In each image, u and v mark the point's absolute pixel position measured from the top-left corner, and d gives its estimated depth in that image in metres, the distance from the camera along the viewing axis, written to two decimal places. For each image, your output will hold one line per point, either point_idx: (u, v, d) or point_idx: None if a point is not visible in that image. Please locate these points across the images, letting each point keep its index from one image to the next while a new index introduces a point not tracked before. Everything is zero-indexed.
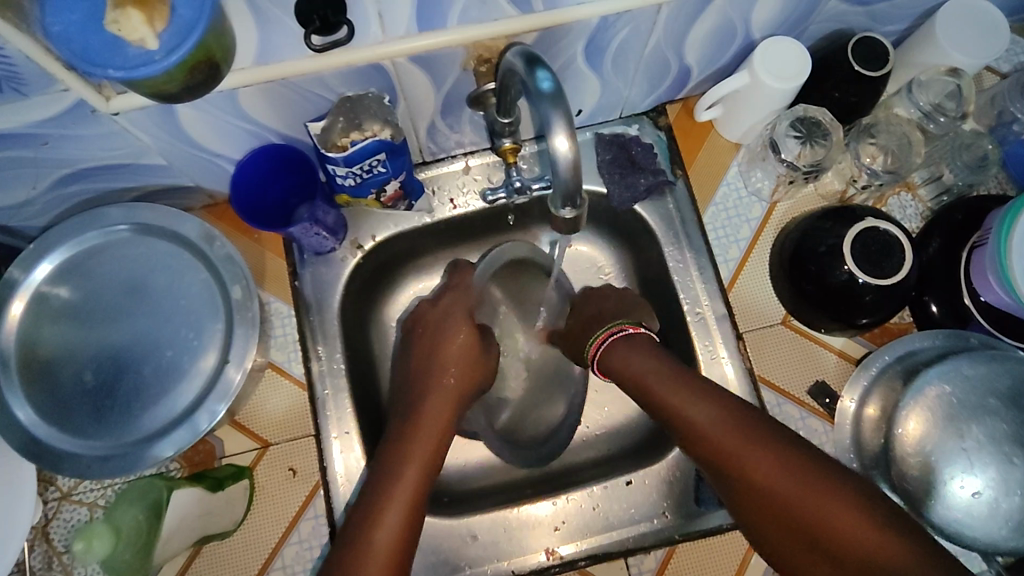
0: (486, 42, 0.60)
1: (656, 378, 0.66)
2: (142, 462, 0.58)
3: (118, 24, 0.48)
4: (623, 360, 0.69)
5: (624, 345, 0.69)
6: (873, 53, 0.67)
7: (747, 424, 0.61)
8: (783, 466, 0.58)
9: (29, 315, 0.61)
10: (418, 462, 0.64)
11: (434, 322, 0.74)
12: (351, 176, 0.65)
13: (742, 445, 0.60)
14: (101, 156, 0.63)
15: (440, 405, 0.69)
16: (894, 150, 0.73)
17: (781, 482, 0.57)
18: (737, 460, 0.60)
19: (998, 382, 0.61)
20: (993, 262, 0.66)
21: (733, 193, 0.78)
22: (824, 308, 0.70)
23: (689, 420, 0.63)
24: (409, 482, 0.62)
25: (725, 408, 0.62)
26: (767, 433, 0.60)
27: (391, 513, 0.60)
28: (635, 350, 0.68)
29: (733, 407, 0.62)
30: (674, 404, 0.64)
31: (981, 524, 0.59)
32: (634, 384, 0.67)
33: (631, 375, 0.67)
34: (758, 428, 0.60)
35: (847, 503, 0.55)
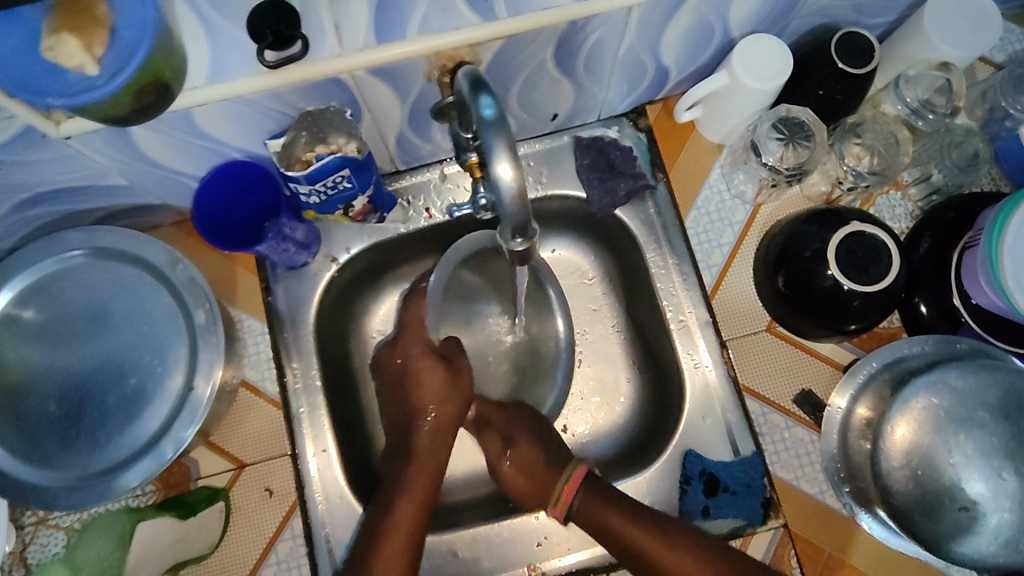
0: (449, 52, 0.57)
1: (608, 516, 0.64)
2: (108, 494, 0.57)
3: (54, 51, 0.46)
4: (591, 514, 0.65)
5: (581, 501, 0.66)
6: (857, 49, 0.65)
7: (671, 529, 0.64)
8: (714, 568, 0.62)
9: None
10: (415, 493, 0.67)
11: (406, 362, 0.73)
12: (314, 194, 0.63)
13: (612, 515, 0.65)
14: (60, 178, 0.61)
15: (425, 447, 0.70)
16: (880, 150, 0.70)
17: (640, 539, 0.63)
18: (682, 566, 0.62)
19: (988, 393, 0.59)
20: (984, 265, 0.63)
21: (716, 195, 0.76)
22: (808, 316, 0.68)
23: (642, 545, 0.63)
24: (405, 512, 0.66)
25: (657, 528, 0.64)
26: (687, 537, 0.63)
27: (392, 543, 0.64)
28: (596, 502, 0.66)
29: (664, 521, 0.64)
30: (632, 537, 0.64)
31: (968, 539, 0.57)
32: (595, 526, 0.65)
33: (593, 521, 0.65)
34: (663, 524, 0.64)
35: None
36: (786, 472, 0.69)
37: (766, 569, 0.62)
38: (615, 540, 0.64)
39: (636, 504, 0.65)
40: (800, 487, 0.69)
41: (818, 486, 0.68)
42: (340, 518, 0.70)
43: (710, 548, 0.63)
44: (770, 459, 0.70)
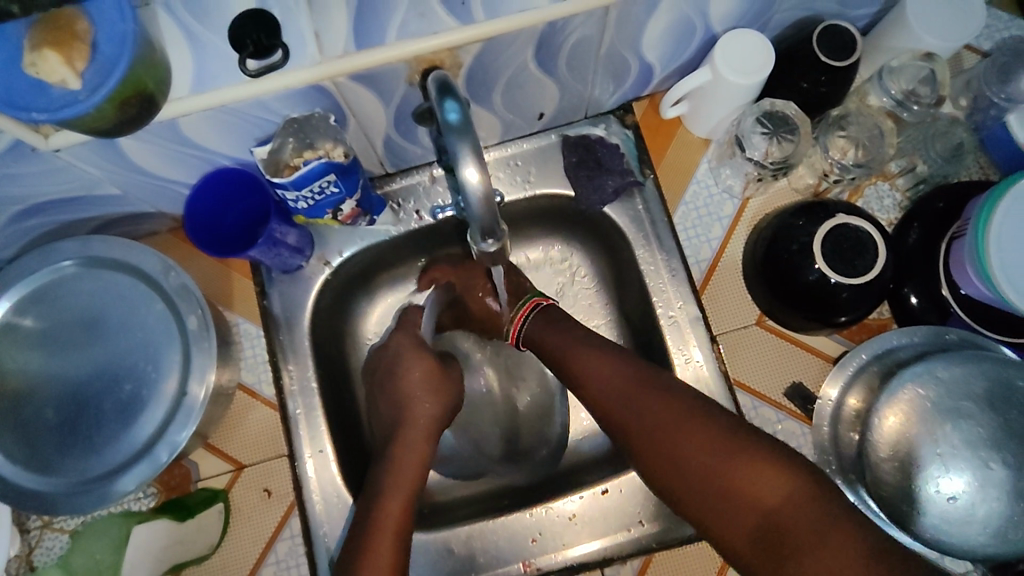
0: (428, 56, 0.58)
1: (601, 372, 0.65)
2: (107, 497, 0.59)
3: (37, 66, 0.46)
4: (541, 333, 0.71)
5: (539, 322, 0.72)
6: (841, 42, 0.65)
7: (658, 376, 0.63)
8: (689, 433, 0.58)
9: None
10: (407, 482, 0.65)
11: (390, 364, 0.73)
12: (302, 200, 0.64)
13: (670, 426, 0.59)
14: (54, 190, 0.63)
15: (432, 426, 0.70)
16: (865, 142, 0.70)
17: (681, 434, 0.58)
18: (654, 433, 0.60)
19: (974, 384, 0.59)
20: (971, 255, 0.63)
21: (704, 190, 0.76)
22: (796, 308, 0.68)
23: (624, 412, 0.62)
24: (397, 498, 0.63)
25: (656, 387, 0.62)
26: (674, 394, 0.61)
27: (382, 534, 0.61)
28: (553, 325, 0.71)
29: (659, 378, 0.63)
30: (609, 385, 0.64)
31: (957, 529, 0.57)
32: (560, 358, 0.68)
33: (553, 347, 0.70)
34: (662, 384, 0.62)
35: (744, 445, 0.56)
36: None
37: (738, 430, 0.57)
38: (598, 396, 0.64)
39: (642, 368, 0.64)
40: None
41: None
42: (336, 518, 0.71)
43: (709, 407, 0.59)
44: None
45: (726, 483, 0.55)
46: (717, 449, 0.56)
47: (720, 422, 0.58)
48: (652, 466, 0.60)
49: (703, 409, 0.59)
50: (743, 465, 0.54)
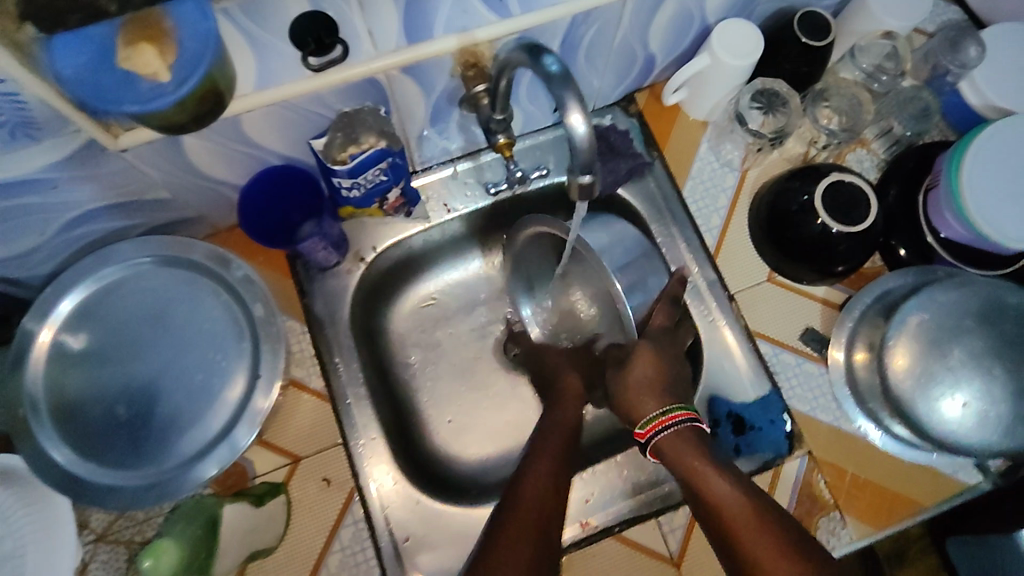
0: (471, 49, 0.64)
1: (715, 489, 0.60)
2: (184, 485, 0.60)
3: (132, 60, 0.50)
4: (674, 451, 0.64)
5: (675, 439, 0.64)
6: (817, 26, 0.75)
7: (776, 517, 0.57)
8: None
9: (48, 356, 0.62)
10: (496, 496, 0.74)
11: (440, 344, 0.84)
12: (356, 187, 0.69)
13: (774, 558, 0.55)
14: (111, 194, 0.65)
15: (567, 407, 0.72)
16: (846, 110, 0.80)
17: None
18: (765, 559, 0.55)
19: (969, 304, 0.67)
20: (948, 201, 0.73)
21: (707, 166, 0.84)
22: (803, 261, 0.76)
23: (745, 544, 0.56)
24: (486, 511, 0.74)
25: (788, 539, 0.55)
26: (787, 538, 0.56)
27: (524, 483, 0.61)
28: (682, 446, 0.63)
29: (789, 527, 0.56)
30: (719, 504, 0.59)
31: (974, 433, 0.64)
32: (684, 476, 0.62)
33: (683, 467, 0.62)
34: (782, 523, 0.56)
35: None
36: (802, 404, 0.76)
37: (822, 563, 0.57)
38: (683, 471, 0.62)
39: (780, 517, 0.58)
40: (818, 417, 0.75)
41: (832, 414, 0.75)
42: (396, 499, 0.73)
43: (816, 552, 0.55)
44: (786, 395, 0.76)
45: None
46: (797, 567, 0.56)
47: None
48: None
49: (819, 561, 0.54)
50: None
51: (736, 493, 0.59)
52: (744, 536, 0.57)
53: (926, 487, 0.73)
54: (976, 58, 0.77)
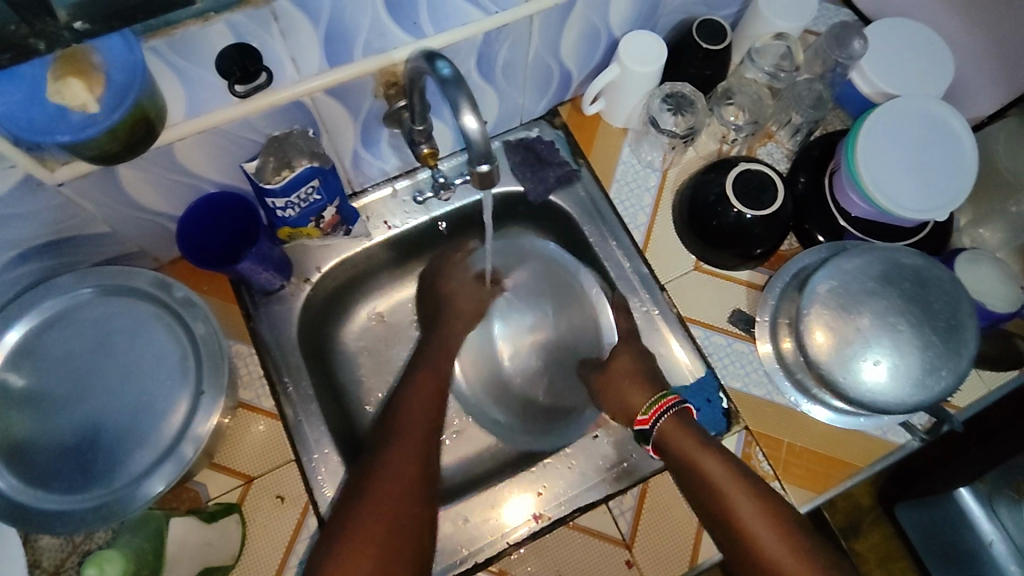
0: (391, 69, 0.68)
1: (710, 468, 0.67)
2: (133, 504, 0.60)
3: (61, 93, 0.54)
4: (672, 437, 0.71)
5: (672, 429, 0.71)
6: (714, 32, 0.82)
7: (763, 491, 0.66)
8: (784, 541, 0.63)
9: None
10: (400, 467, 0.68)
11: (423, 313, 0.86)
12: (290, 207, 0.72)
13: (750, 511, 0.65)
14: (50, 231, 0.67)
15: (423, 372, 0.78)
16: (749, 106, 0.86)
17: (750, 514, 0.64)
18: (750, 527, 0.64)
19: (873, 268, 0.71)
20: (849, 182, 0.79)
21: (630, 169, 0.89)
22: (725, 248, 0.81)
23: (739, 512, 0.65)
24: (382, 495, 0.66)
25: (770, 505, 0.65)
26: (772, 507, 0.65)
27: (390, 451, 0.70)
28: (682, 432, 0.71)
29: (770, 498, 0.66)
30: (712, 482, 0.67)
31: (887, 390, 0.68)
32: (683, 462, 0.69)
33: (682, 452, 0.69)
34: (767, 495, 0.66)
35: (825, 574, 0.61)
36: (736, 381, 0.80)
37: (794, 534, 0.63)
38: (679, 456, 0.69)
39: (761, 488, 0.67)
40: (752, 392, 0.79)
41: (763, 388, 0.79)
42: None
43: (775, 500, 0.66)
44: (720, 374, 0.80)
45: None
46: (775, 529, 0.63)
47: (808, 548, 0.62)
48: (746, 553, 0.64)
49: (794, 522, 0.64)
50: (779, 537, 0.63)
51: (726, 465, 0.68)
52: (728, 493, 0.66)
53: (859, 450, 0.77)
54: (860, 51, 0.83)
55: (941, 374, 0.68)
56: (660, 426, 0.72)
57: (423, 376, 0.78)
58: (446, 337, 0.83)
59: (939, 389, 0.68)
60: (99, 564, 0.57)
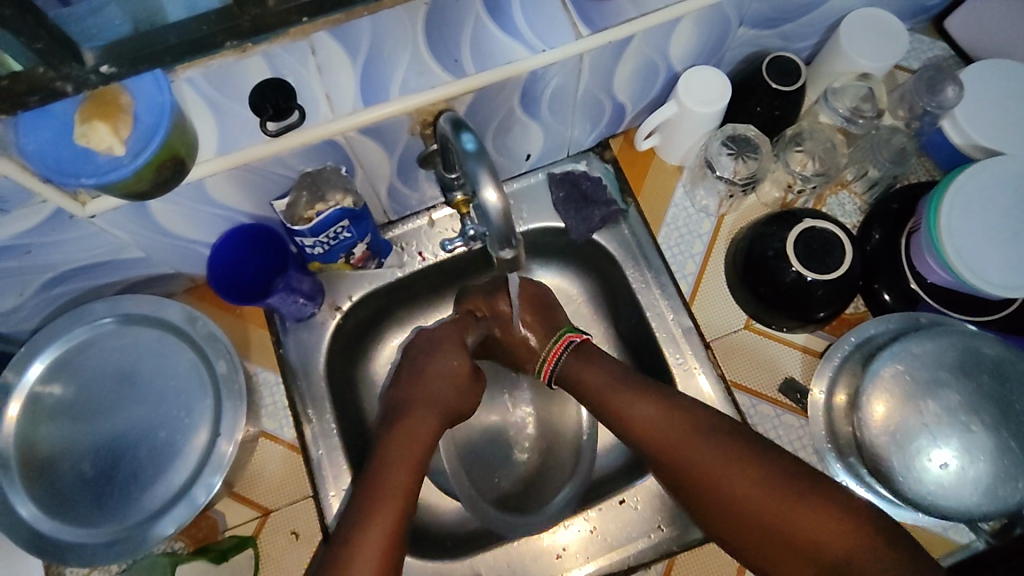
0: (428, 108, 0.64)
1: (620, 398, 0.69)
2: (145, 543, 0.60)
3: (87, 137, 0.53)
4: (577, 373, 0.73)
5: (574, 362, 0.74)
6: (786, 69, 0.74)
7: (678, 408, 0.66)
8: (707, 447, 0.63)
9: (26, 403, 0.64)
10: (393, 500, 0.62)
11: (430, 346, 0.76)
12: (318, 245, 0.71)
13: (694, 450, 0.64)
14: (84, 256, 0.67)
15: (401, 453, 0.65)
16: (820, 155, 0.78)
17: (695, 453, 0.63)
18: (674, 446, 0.65)
19: (946, 355, 0.64)
20: (929, 247, 0.71)
21: (682, 212, 0.83)
22: (782, 309, 0.74)
23: (679, 454, 0.64)
24: (379, 537, 0.59)
25: (682, 414, 0.66)
26: (686, 417, 0.65)
27: (372, 535, 0.59)
28: (586, 365, 0.73)
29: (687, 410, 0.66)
30: (624, 410, 0.69)
31: (952, 492, 0.61)
32: (605, 406, 0.71)
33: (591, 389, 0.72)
34: (684, 410, 0.66)
35: (759, 479, 0.60)
36: None
37: (761, 474, 0.61)
38: (596, 400, 0.71)
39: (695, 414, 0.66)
40: None
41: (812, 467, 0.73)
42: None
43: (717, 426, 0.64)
44: None
45: (774, 531, 0.59)
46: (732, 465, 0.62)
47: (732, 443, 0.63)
48: (679, 473, 0.64)
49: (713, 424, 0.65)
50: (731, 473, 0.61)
51: (641, 397, 0.68)
52: (652, 430, 0.67)
53: None
54: (953, 99, 0.74)
55: (1018, 486, 0.60)
56: (561, 366, 0.74)
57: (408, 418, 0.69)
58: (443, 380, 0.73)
59: (1015, 502, 0.60)
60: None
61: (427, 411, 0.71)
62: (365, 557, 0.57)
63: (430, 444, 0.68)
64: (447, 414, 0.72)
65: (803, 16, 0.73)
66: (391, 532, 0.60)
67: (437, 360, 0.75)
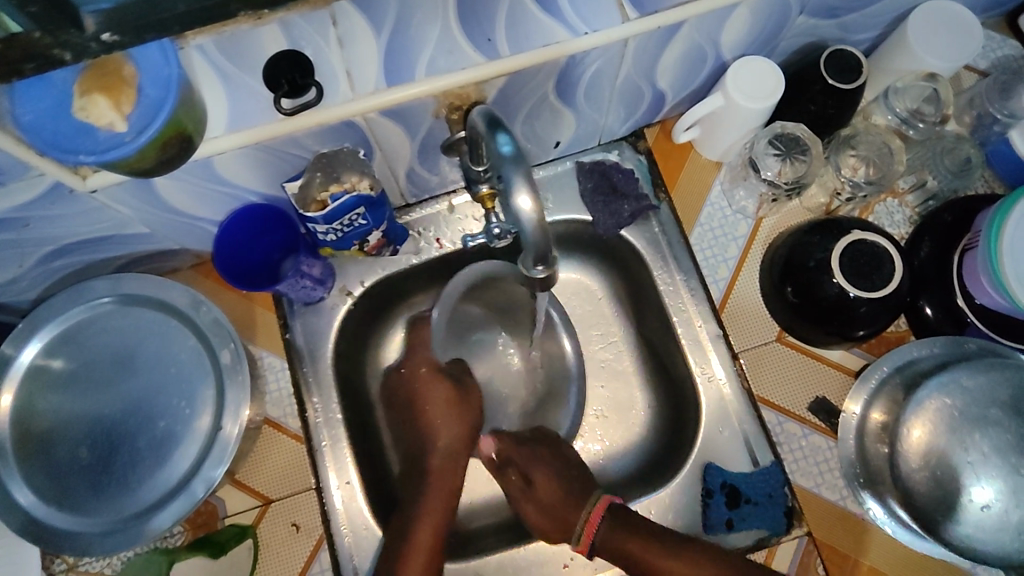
0: (456, 91, 0.59)
1: (654, 556, 0.67)
2: (140, 537, 0.58)
3: (87, 111, 0.48)
4: (555, 508, 0.72)
5: (591, 522, 0.70)
6: (845, 66, 0.67)
7: (649, 533, 0.68)
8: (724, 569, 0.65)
9: (27, 374, 0.61)
10: (428, 518, 0.70)
11: (410, 393, 0.78)
12: (331, 232, 0.67)
13: (648, 555, 0.67)
14: (85, 230, 0.64)
15: (429, 500, 0.72)
16: (875, 160, 0.72)
17: (655, 558, 0.67)
18: (677, 568, 0.66)
19: (1000, 391, 0.60)
20: (985, 266, 0.65)
21: (718, 212, 0.78)
22: (820, 325, 0.70)
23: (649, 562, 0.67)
24: (423, 541, 0.69)
25: (697, 550, 0.67)
26: (710, 553, 0.66)
27: (414, 557, 0.67)
28: (626, 526, 0.69)
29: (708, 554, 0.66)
30: (660, 569, 0.66)
31: (993, 536, 0.57)
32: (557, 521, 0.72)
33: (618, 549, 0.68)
34: (659, 536, 0.68)
35: (690, 568, 0.66)
36: (806, 480, 0.70)
37: (714, 560, 0.66)
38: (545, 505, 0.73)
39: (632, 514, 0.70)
40: (822, 494, 0.69)
41: (838, 492, 0.69)
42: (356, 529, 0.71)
43: (665, 536, 0.68)
44: (789, 468, 0.71)
45: None
46: (697, 574, 0.65)
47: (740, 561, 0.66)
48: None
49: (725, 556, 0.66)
50: (687, 570, 0.66)
51: (568, 495, 0.73)
52: (632, 548, 0.68)
53: None
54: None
55: None
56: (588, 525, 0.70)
57: (428, 444, 0.76)
58: (445, 407, 0.77)
59: None
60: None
61: (448, 463, 0.75)
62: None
63: (454, 450, 0.76)
64: (459, 452, 0.76)
65: (870, 5, 0.66)
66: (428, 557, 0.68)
67: (428, 405, 0.77)
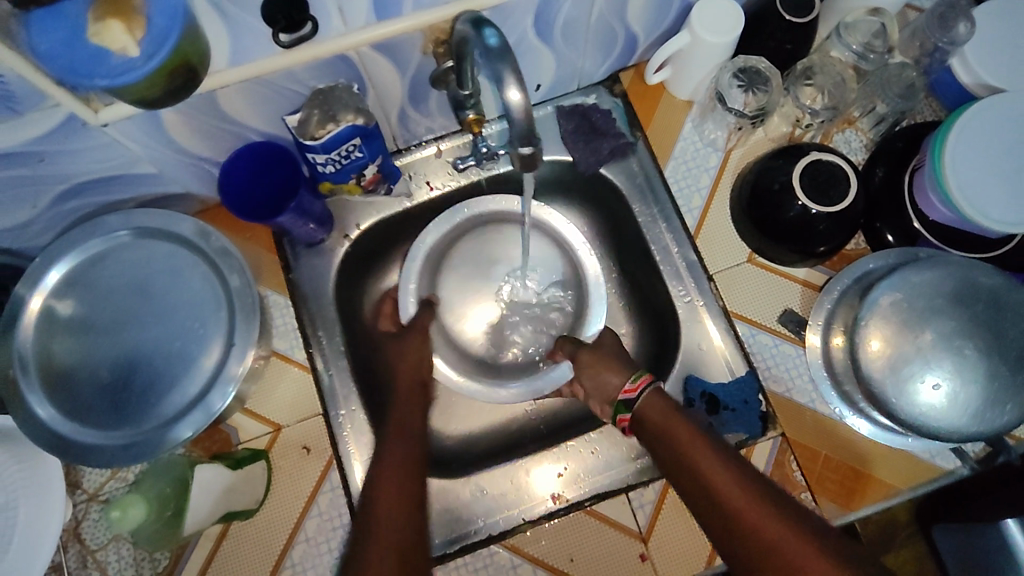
0: (442, 25, 0.64)
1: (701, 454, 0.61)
2: (161, 447, 0.62)
3: (100, 35, 0.51)
4: (653, 417, 0.66)
5: (647, 404, 0.67)
6: (801, 1, 0.73)
7: (702, 433, 0.63)
8: (778, 525, 0.54)
9: (39, 318, 0.65)
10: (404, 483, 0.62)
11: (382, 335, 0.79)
12: (330, 163, 0.71)
13: (716, 484, 0.59)
14: (95, 169, 0.67)
15: (390, 454, 0.64)
16: (830, 90, 0.78)
17: (710, 464, 0.60)
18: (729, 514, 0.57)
19: (942, 284, 0.67)
20: (932, 184, 0.71)
21: (690, 146, 0.83)
22: (786, 243, 0.75)
23: (706, 474, 0.60)
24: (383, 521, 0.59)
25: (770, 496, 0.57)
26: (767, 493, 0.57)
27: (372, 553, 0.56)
28: (663, 414, 0.66)
29: (751, 475, 0.59)
30: (698, 466, 0.61)
31: (945, 414, 0.64)
32: (658, 437, 0.65)
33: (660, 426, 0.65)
34: (709, 441, 0.62)
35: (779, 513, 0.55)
36: (777, 385, 0.76)
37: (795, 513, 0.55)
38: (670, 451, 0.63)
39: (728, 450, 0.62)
40: (793, 398, 0.76)
41: (806, 395, 0.76)
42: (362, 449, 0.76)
43: (754, 476, 0.59)
44: (762, 375, 0.77)
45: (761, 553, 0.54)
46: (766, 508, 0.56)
47: (807, 526, 0.54)
48: (731, 537, 0.56)
49: (788, 506, 0.56)
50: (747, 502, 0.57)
51: (695, 434, 0.63)
52: (699, 466, 0.61)
53: (899, 471, 0.74)
54: (965, 35, 0.74)
55: (1005, 407, 0.64)
56: (637, 407, 0.68)
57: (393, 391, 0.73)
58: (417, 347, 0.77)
59: (1000, 423, 0.64)
60: (122, 509, 0.62)
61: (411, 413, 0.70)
62: (381, 536, 0.57)
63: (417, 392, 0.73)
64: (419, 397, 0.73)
65: None
66: (400, 530, 0.58)
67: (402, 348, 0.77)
